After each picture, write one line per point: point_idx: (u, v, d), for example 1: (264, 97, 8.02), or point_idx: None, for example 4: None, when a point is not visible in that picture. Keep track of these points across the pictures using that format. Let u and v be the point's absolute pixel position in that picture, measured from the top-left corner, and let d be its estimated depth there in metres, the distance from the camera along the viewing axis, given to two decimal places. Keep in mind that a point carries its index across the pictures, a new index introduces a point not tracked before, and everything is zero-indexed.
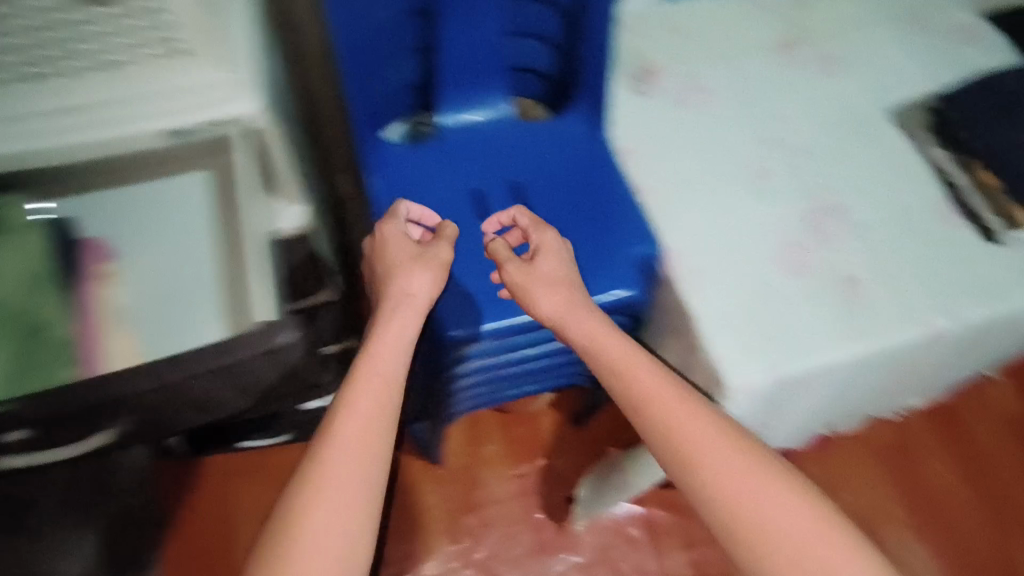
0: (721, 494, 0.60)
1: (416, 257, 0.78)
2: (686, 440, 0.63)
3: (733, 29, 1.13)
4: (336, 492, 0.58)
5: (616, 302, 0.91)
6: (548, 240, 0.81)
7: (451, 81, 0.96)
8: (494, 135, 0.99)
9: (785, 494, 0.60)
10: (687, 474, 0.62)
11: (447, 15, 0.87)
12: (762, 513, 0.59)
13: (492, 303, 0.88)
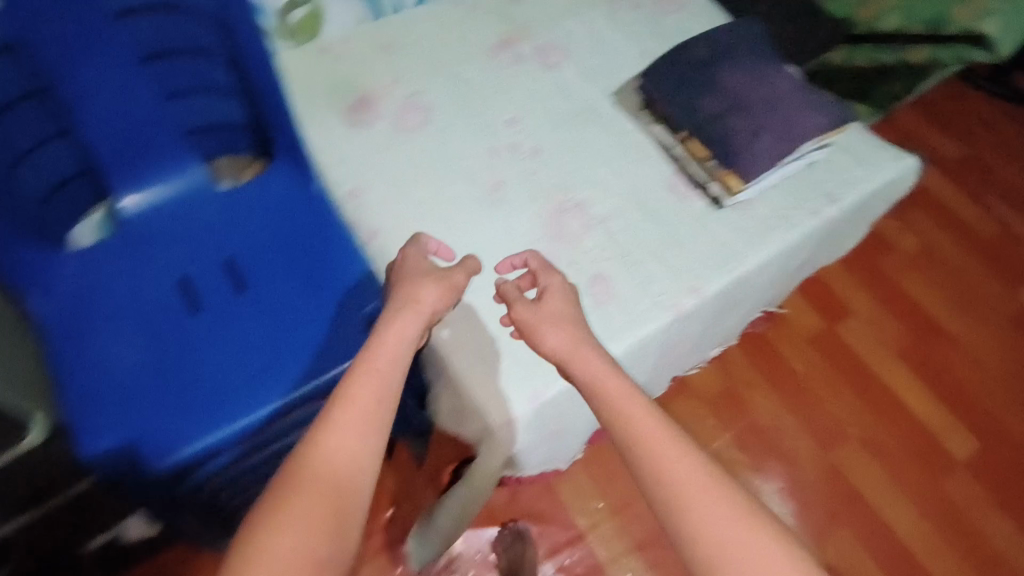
0: (686, 509, 0.53)
1: (430, 272, 0.75)
2: (638, 433, 0.58)
3: (450, 36, 1.08)
4: (318, 494, 0.52)
5: None
6: (557, 284, 0.77)
7: (120, 159, 0.83)
8: (191, 211, 0.86)
9: (767, 543, 0.51)
10: (649, 478, 0.56)
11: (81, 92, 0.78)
12: (712, 517, 0.53)
13: (207, 413, 0.74)
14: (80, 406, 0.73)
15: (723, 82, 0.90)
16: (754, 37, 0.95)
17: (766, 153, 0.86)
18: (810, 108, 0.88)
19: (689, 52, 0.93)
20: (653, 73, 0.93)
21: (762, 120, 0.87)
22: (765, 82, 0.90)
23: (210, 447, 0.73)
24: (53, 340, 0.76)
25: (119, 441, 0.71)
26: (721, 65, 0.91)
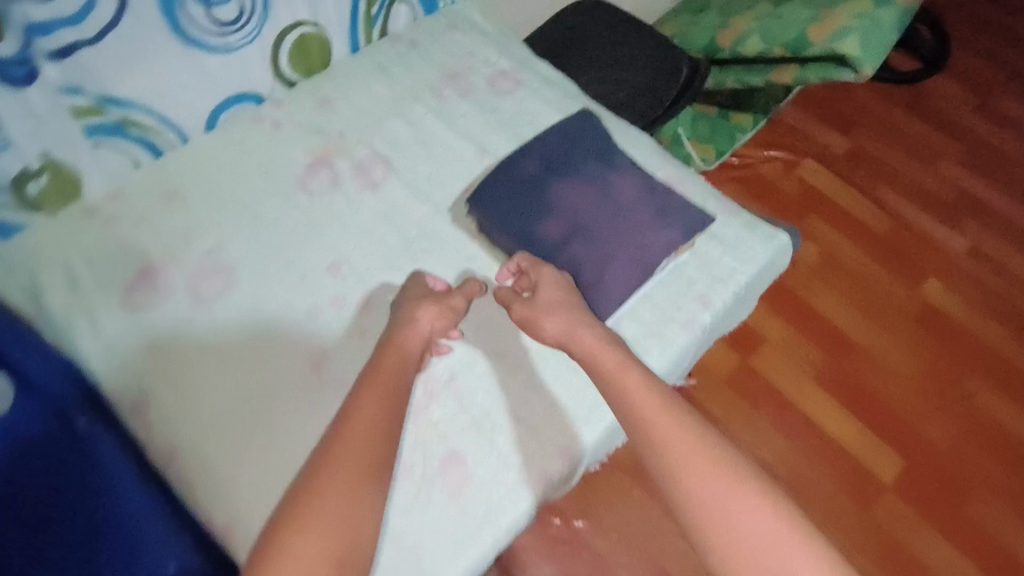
0: (687, 480, 0.57)
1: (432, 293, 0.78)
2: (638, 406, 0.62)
3: (254, 166, 0.91)
4: (334, 496, 0.57)
5: None
6: (549, 276, 0.73)
7: None
8: None
9: (752, 503, 0.55)
10: (654, 453, 0.59)
11: None
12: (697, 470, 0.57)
13: None
14: None
15: (560, 202, 0.79)
16: (588, 135, 0.85)
17: (620, 285, 0.75)
18: (662, 219, 0.79)
19: (518, 168, 0.82)
20: (481, 197, 0.80)
21: (609, 244, 0.76)
22: (607, 194, 0.79)
23: None
24: None
25: None
26: (554, 182, 0.80)
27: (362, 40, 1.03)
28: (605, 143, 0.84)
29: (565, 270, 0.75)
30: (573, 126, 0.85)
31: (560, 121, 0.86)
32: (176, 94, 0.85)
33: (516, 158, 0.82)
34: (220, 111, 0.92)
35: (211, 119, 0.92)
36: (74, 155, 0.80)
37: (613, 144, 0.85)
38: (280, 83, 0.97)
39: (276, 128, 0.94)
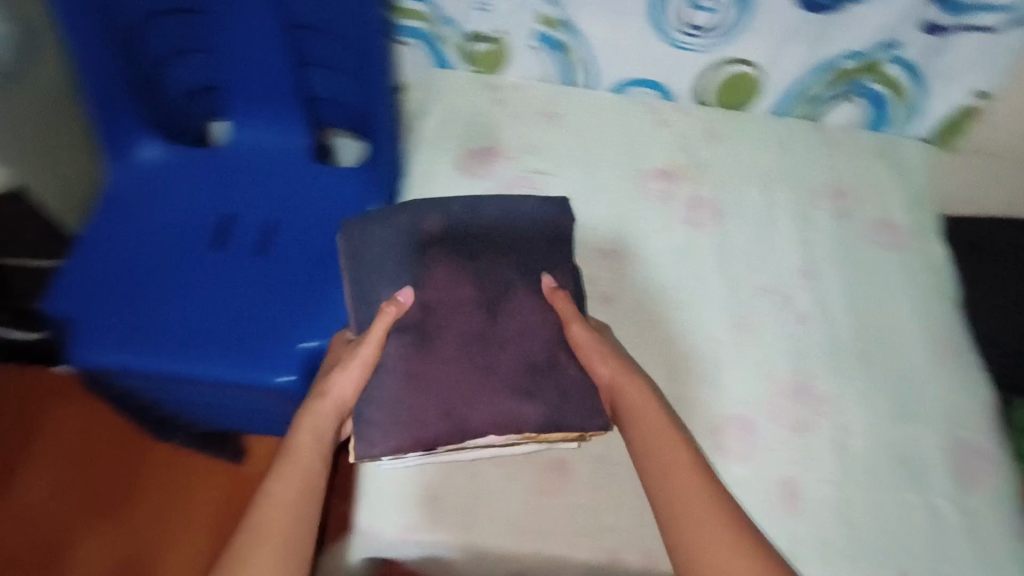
0: (680, 498, 0.59)
1: (444, 283, 0.72)
2: (654, 424, 0.65)
3: (622, 138, 0.99)
4: (284, 491, 0.58)
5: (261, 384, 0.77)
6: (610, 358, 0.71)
7: (241, 92, 0.87)
8: (272, 162, 0.91)
9: (714, 533, 0.56)
10: (648, 456, 0.63)
11: (226, 56, 0.83)
12: (692, 510, 0.58)
13: (127, 334, 0.78)
14: (72, 273, 0.81)
15: (426, 284, 0.73)
16: (518, 243, 0.74)
17: (409, 428, 0.68)
18: (509, 389, 0.70)
19: (426, 219, 0.74)
20: (360, 228, 0.74)
21: (455, 383, 0.70)
22: (480, 319, 0.72)
23: (117, 366, 0.76)
24: (101, 215, 0.85)
25: (70, 319, 0.78)
26: (467, 265, 0.73)
27: (790, 111, 1.01)
28: (533, 257, 0.74)
29: (381, 372, 0.70)
30: (521, 213, 0.74)
31: (523, 197, 0.75)
32: (615, 54, 0.96)
33: (428, 207, 0.74)
34: (630, 83, 1.01)
35: (622, 85, 1.02)
36: (517, 43, 0.96)
37: (560, 259, 0.75)
38: (695, 97, 1.02)
39: (661, 126, 1.00)
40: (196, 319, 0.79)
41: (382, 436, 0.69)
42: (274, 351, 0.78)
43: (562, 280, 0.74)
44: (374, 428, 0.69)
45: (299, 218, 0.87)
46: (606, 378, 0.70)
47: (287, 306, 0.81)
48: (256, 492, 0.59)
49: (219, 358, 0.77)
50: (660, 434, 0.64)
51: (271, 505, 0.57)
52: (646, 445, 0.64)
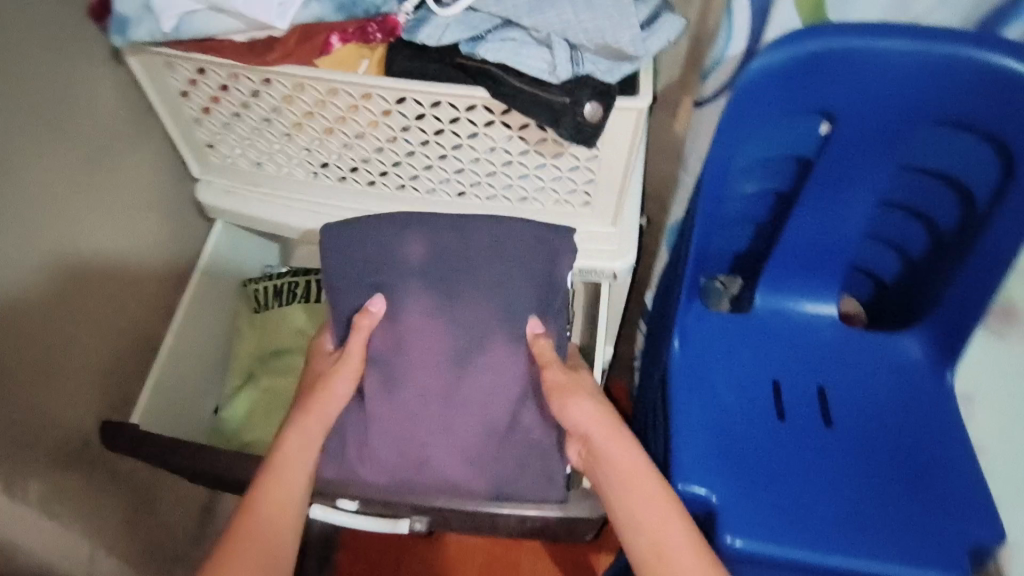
0: None
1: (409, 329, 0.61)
2: (632, 481, 0.55)
3: None
4: (279, 495, 0.52)
5: None
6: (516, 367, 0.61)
7: (791, 261, 0.88)
8: (809, 331, 0.90)
9: None
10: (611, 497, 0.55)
11: (804, 215, 0.83)
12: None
13: (772, 519, 0.74)
14: (681, 444, 0.79)
15: (404, 314, 0.61)
16: (497, 263, 0.62)
17: (362, 470, 0.59)
18: (471, 453, 0.60)
19: (405, 240, 0.60)
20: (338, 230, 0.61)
21: (410, 427, 0.60)
22: (449, 365, 0.60)
23: (768, 558, 0.72)
24: (676, 388, 0.84)
25: (708, 498, 0.75)
26: (415, 283, 0.61)
27: None
28: (550, 305, 0.62)
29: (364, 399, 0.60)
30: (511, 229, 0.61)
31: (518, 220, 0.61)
32: None
33: (414, 225, 0.60)
34: None
35: None
36: None
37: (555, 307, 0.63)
38: None
39: None
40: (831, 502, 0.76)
41: (337, 464, 0.59)
42: (932, 545, 0.72)
43: (550, 330, 0.62)
44: (348, 455, 0.60)
45: (865, 394, 0.85)
46: (595, 437, 0.57)
47: (914, 494, 0.76)
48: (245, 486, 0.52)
49: (879, 553, 0.72)
50: (648, 486, 0.55)
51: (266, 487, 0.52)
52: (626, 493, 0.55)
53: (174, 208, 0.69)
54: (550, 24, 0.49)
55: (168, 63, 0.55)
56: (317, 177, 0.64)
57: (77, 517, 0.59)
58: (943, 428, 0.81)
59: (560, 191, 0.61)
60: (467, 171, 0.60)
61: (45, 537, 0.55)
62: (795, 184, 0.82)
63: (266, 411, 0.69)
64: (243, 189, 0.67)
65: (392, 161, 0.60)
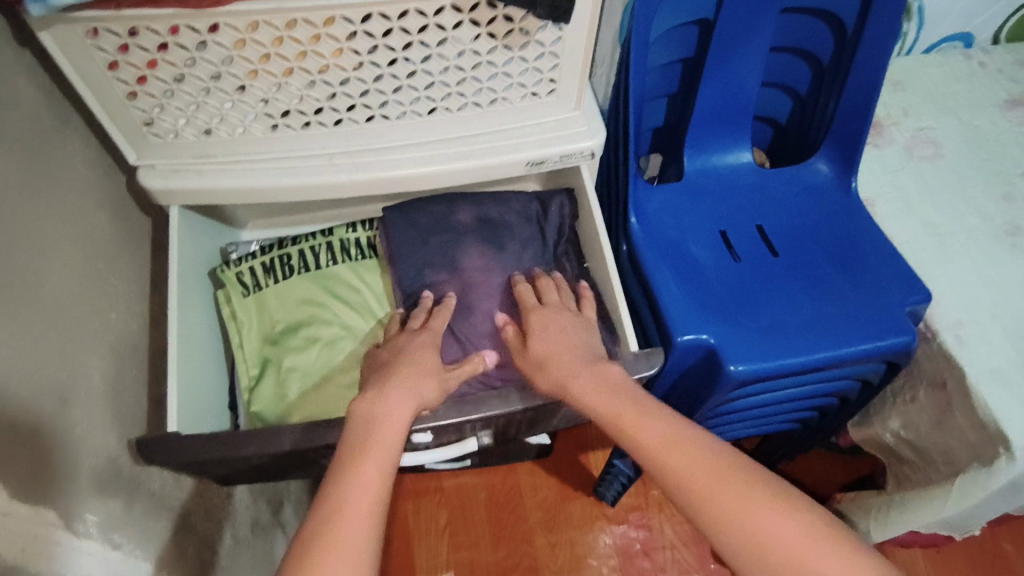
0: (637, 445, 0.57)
1: (482, 273, 0.76)
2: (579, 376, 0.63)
3: (970, 79, 1.15)
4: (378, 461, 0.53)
5: (893, 351, 0.83)
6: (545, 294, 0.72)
7: (707, 122, 0.97)
8: (736, 180, 1.00)
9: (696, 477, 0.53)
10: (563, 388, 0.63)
11: (710, 73, 0.91)
12: (788, 544, 0.49)
13: (761, 340, 0.83)
14: (667, 304, 0.86)
15: (466, 261, 0.76)
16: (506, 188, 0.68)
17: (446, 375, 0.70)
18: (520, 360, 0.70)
19: (458, 211, 0.78)
20: (400, 217, 0.77)
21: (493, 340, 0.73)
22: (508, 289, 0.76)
23: (768, 372, 0.81)
24: (646, 261, 0.90)
25: (705, 341, 0.83)
26: (472, 243, 0.77)
27: None
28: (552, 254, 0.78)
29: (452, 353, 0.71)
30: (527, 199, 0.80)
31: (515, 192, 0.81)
32: (945, 15, 1.14)
33: (460, 202, 0.79)
34: (939, 40, 1.19)
35: (930, 45, 1.20)
36: None
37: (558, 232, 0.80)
38: (989, 36, 1.20)
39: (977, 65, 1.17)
40: (801, 312, 0.86)
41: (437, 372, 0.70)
42: (886, 319, 0.84)
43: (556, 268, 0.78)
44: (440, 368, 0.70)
45: (796, 220, 0.96)
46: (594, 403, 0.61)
47: (861, 284, 0.88)
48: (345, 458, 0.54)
49: (852, 339, 0.83)
50: (690, 461, 0.54)
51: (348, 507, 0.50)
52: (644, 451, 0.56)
53: (121, 207, 0.63)
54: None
55: (93, 29, 0.49)
56: (278, 129, 0.60)
57: (137, 543, 0.54)
58: (864, 228, 0.94)
59: (528, 84, 0.63)
60: (435, 85, 0.60)
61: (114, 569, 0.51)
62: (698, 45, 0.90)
63: (300, 384, 0.70)
64: (192, 163, 0.62)
65: (358, 91, 0.58)
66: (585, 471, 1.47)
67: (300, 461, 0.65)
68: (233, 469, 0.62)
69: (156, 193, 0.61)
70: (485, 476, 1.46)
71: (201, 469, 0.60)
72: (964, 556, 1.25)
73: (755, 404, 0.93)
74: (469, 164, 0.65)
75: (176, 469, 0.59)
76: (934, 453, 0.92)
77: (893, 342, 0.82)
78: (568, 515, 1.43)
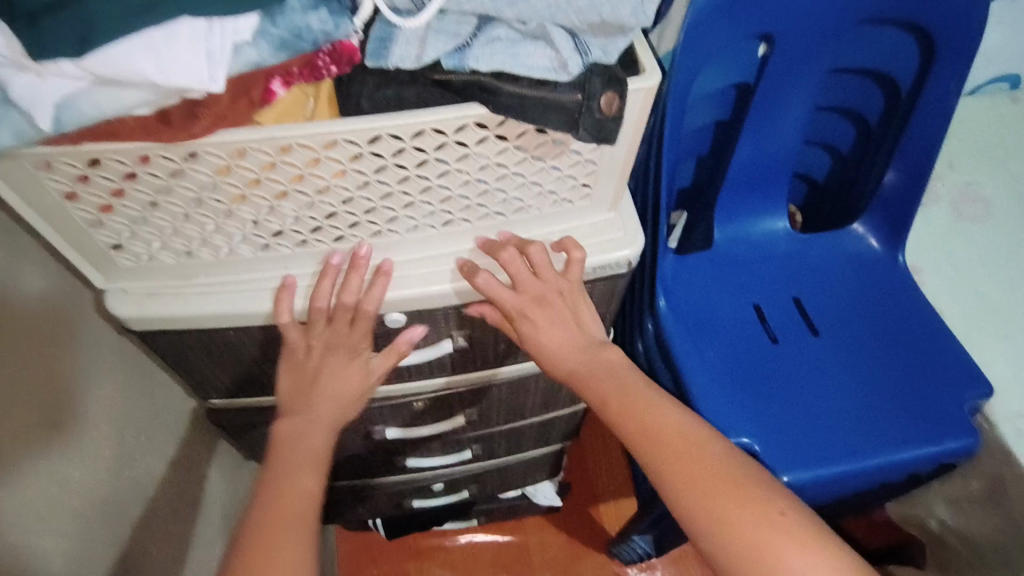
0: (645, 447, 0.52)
1: None
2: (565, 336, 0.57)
3: (1021, 125, 1.07)
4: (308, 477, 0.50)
5: (950, 453, 0.75)
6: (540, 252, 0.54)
7: (741, 185, 0.89)
8: (771, 247, 0.92)
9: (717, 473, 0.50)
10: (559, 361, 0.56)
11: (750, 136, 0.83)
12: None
13: (807, 440, 0.76)
14: (702, 399, 0.78)
15: None
16: None
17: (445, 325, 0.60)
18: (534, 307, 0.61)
19: None
20: None
21: None
22: None
23: (815, 480, 0.73)
24: (678, 347, 0.82)
25: (746, 443, 0.75)
26: None
27: None
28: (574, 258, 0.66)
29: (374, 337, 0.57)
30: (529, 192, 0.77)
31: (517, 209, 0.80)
32: (995, 57, 1.06)
33: None
34: (986, 82, 1.11)
35: (976, 88, 1.12)
36: None
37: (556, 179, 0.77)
38: None
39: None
40: (848, 405, 0.78)
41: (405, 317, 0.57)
42: (942, 414, 0.77)
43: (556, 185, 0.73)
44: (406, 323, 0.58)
45: (837, 295, 0.88)
46: (600, 396, 0.55)
47: (914, 372, 0.80)
48: (275, 478, 0.50)
49: (906, 440, 0.75)
50: (692, 468, 0.50)
51: (289, 494, 0.49)
52: (652, 448, 0.52)
53: (88, 329, 0.55)
54: (538, 10, 0.41)
55: (44, 162, 0.41)
56: (269, 249, 0.52)
57: None
58: (913, 306, 0.86)
59: (559, 190, 0.54)
60: (452, 198, 0.52)
61: None
62: (737, 104, 0.82)
63: None
64: (173, 286, 0.53)
65: (364, 208, 0.50)
66: (598, 525, 1.40)
67: (255, 356, 0.60)
68: (198, 354, 0.59)
69: (129, 321, 0.52)
70: (491, 532, 1.39)
71: (177, 350, 0.59)
72: None
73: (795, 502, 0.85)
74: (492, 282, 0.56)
75: (152, 342, 0.57)
76: (991, 550, 0.84)
77: (952, 444, 0.75)
78: (578, 573, 1.36)
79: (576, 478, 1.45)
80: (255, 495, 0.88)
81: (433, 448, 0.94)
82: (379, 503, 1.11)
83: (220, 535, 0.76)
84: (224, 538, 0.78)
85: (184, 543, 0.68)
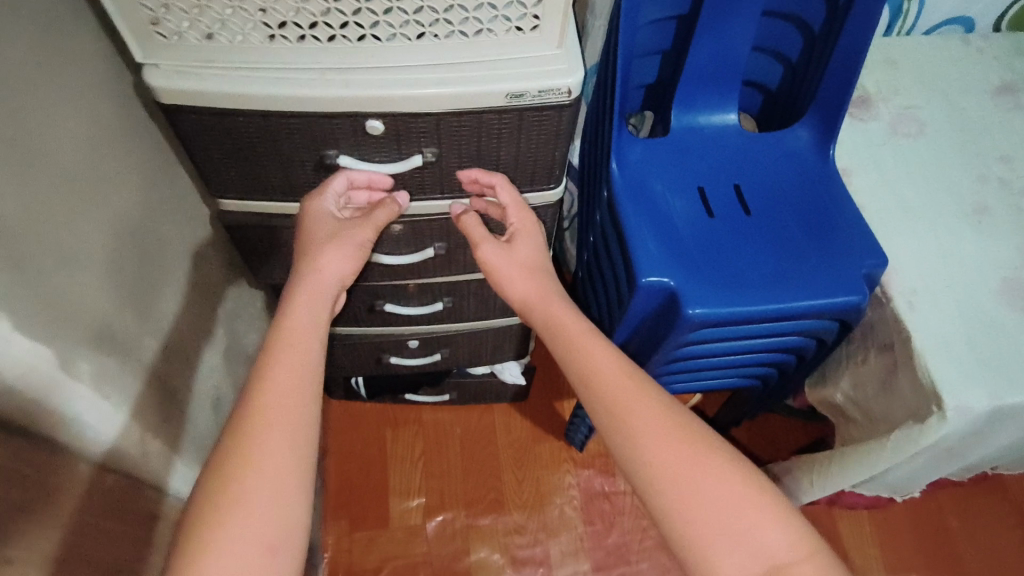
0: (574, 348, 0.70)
1: None
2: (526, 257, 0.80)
3: (967, 62, 1.17)
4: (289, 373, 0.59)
5: (842, 308, 0.88)
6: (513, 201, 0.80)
7: (697, 80, 1.00)
8: (720, 139, 1.04)
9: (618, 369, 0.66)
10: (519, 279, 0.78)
11: (704, 31, 0.94)
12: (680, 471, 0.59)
13: (721, 287, 0.88)
14: (638, 247, 0.91)
15: None
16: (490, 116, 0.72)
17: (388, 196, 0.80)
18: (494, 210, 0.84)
19: None
20: None
21: None
22: None
23: (723, 317, 0.86)
24: (623, 208, 0.95)
25: (667, 283, 0.88)
26: None
27: None
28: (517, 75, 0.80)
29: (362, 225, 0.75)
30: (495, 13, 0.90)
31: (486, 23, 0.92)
32: None
33: None
34: (940, 22, 1.21)
35: (930, 28, 1.22)
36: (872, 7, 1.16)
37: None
38: (991, 24, 1.22)
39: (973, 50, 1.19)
40: (762, 266, 0.91)
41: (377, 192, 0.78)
42: (842, 278, 0.89)
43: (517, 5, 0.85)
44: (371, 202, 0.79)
45: (772, 183, 1.00)
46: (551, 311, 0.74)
47: (824, 246, 0.93)
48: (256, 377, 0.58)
49: (806, 294, 0.88)
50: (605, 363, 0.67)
51: (271, 392, 0.57)
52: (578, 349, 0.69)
53: (126, 100, 0.68)
54: None
55: None
56: (275, 40, 0.65)
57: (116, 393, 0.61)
58: (836, 195, 0.98)
59: (512, 18, 0.66)
60: (424, 11, 0.64)
61: (99, 412, 0.58)
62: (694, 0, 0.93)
63: None
64: (196, 67, 0.66)
65: (352, 9, 0.63)
66: (558, 415, 1.55)
67: (269, 149, 0.74)
68: (213, 143, 0.73)
69: (160, 90, 0.66)
70: (461, 413, 1.54)
71: (197, 136, 0.72)
72: (908, 525, 1.31)
73: (712, 353, 0.98)
74: (453, 91, 0.69)
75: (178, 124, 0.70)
76: (880, 414, 0.97)
77: (845, 299, 0.88)
78: (538, 454, 1.50)
79: (541, 374, 1.60)
80: (253, 315, 1.02)
81: (410, 296, 1.08)
82: (361, 355, 1.25)
83: (223, 328, 0.90)
84: (225, 335, 0.92)
85: (193, 314, 0.82)
